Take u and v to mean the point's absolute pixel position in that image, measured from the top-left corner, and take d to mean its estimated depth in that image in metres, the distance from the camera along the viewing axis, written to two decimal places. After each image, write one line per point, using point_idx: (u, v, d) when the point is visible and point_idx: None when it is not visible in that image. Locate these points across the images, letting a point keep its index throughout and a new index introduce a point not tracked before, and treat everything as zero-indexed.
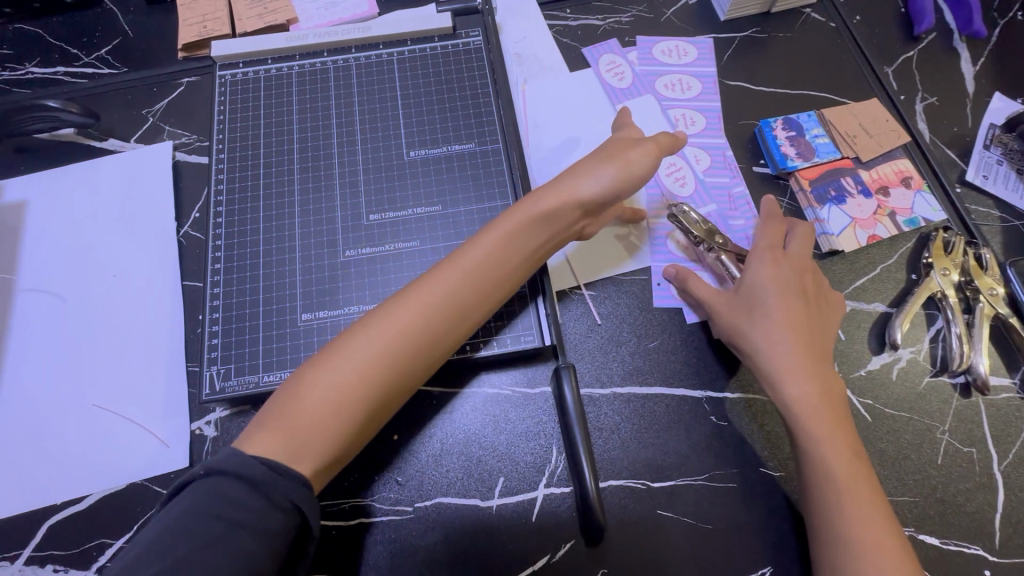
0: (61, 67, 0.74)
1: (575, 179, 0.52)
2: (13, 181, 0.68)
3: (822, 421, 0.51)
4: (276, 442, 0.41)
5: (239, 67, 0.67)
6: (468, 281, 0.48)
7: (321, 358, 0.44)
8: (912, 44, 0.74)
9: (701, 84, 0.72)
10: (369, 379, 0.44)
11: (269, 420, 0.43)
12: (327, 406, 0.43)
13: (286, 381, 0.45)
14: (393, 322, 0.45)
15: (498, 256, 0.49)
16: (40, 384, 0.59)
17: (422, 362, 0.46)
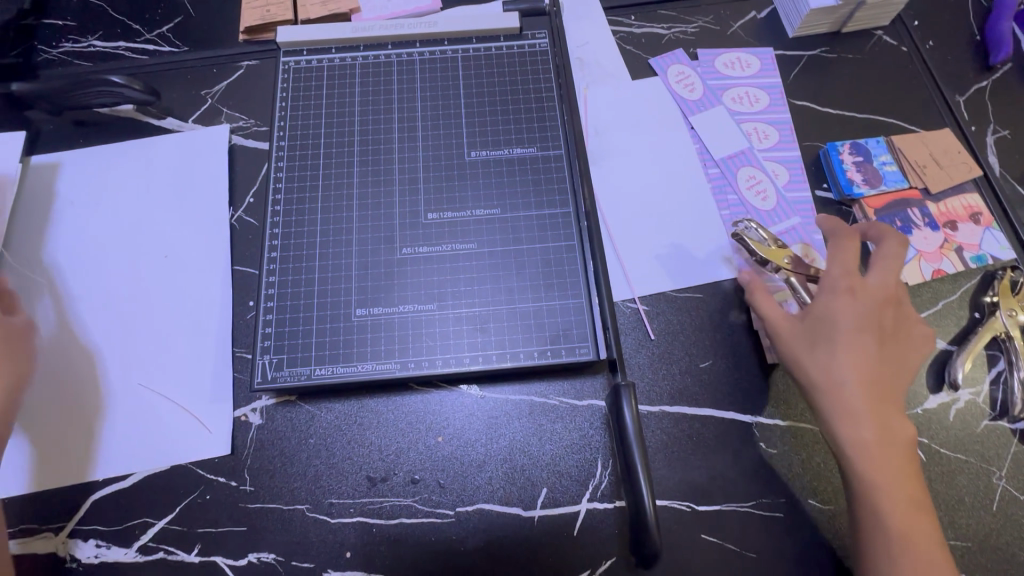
0: (122, 42, 0.74)
1: None
2: (71, 154, 0.68)
3: (885, 468, 0.49)
4: None
5: (303, 55, 0.67)
6: None
7: None
8: (987, 74, 0.72)
9: (768, 97, 0.70)
10: None
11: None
12: None
13: None
14: None
15: None
16: (89, 359, 0.59)
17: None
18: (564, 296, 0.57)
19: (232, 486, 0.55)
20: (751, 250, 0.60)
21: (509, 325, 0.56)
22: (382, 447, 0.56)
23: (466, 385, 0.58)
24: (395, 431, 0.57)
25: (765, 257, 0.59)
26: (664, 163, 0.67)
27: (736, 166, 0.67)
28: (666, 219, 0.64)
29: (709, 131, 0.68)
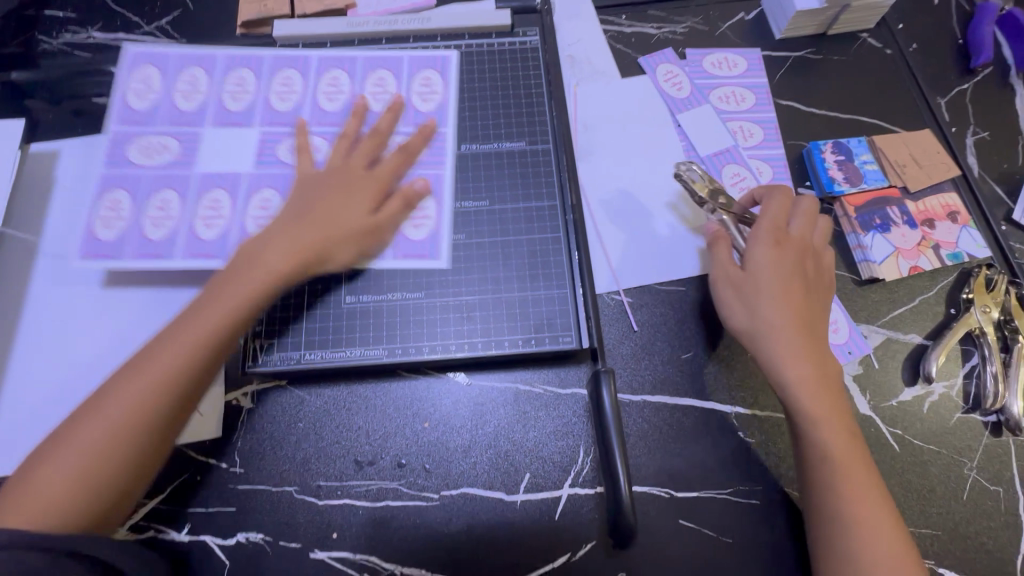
0: (122, 34, 0.75)
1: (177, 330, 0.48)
2: (69, 142, 0.69)
3: (821, 401, 0.51)
4: (68, 464, 0.44)
5: (298, 48, 0.68)
6: (155, 386, 0.46)
7: (63, 443, 0.45)
8: (968, 77, 0.73)
9: (754, 96, 0.72)
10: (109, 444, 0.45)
11: (10, 491, 0.44)
12: (59, 489, 0.44)
13: (49, 438, 0.46)
14: (123, 397, 0.46)
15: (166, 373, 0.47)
16: (84, 343, 0.61)
17: (174, 405, 0.47)
18: (549, 286, 0.59)
19: (222, 468, 0.56)
20: (691, 190, 0.60)
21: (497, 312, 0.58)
22: (370, 432, 0.57)
23: (453, 373, 0.59)
24: (382, 416, 0.58)
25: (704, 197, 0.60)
26: (651, 160, 0.68)
27: (721, 163, 0.68)
28: (652, 215, 0.66)
29: (696, 129, 0.70)
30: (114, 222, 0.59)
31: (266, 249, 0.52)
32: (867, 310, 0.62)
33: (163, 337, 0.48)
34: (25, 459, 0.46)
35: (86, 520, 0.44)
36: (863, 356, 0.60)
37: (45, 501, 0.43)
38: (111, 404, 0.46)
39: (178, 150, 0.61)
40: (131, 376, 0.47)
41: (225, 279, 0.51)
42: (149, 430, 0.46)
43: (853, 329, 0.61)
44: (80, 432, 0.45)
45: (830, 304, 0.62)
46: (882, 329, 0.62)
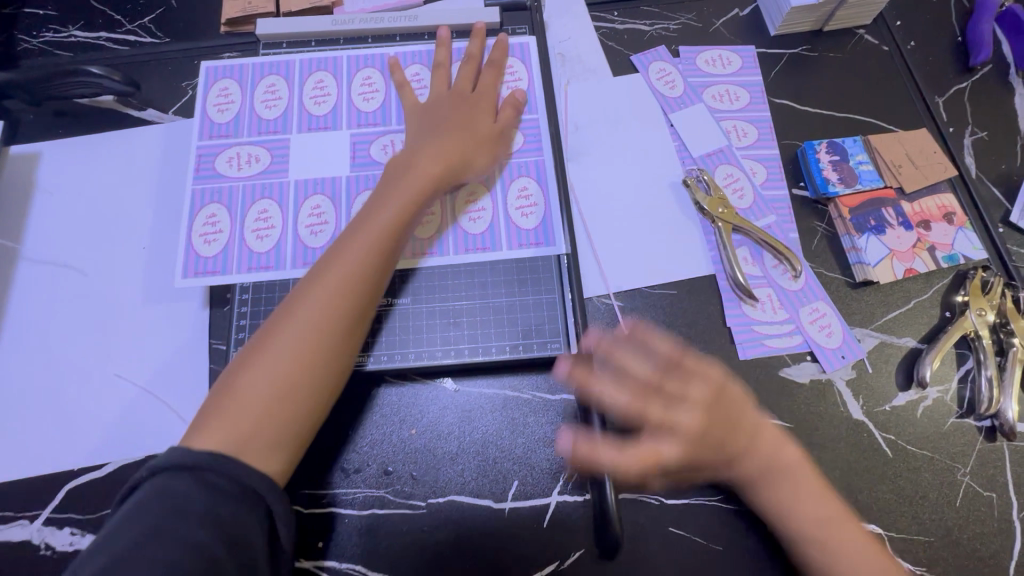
0: (104, 32, 0.73)
1: (369, 216, 0.51)
2: (51, 145, 0.68)
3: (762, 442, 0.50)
4: (282, 358, 0.44)
5: (282, 47, 0.67)
6: (361, 263, 0.49)
7: (249, 364, 0.44)
8: (966, 75, 0.72)
9: (748, 94, 0.71)
10: (318, 331, 0.45)
11: (206, 420, 0.42)
12: (277, 381, 0.43)
13: (243, 356, 0.45)
14: (327, 281, 0.47)
15: (311, 310, 0.46)
16: (67, 349, 0.60)
17: (362, 304, 0.48)
18: (538, 291, 0.58)
19: None
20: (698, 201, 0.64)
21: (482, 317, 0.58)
22: (355, 440, 0.56)
23: (440, 379, 0.58)
24: (368, 424, 0.57)
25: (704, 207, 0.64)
26: (644, 160, 0.67)
27: (714, 163, 0.67)
28: (643, 217, 0.65)
29: (689, 128, 0.69)
30: (216, 237, 0.59)
31: (422, 158, 0.55)
32: (861, 313, 0.61)
33: (347, 242, 0.50)
34: (211, 392, 0.44)
35: (293, 439, 0.44)
36: (857, 360, 0.59)
37: (254, 415, 0.42)
38: (304, 308, 0.46)
39: (272, 161, 0.61)
40: (299, 300, 0.46)
41: (388, 184, 0.54)
42: (336, 329, 0.46)
43: (846, 333, 0.60)
44: (268, 349, 0.44)
45: (823, 308, 0.61)
46: (876, 333, 0.61)
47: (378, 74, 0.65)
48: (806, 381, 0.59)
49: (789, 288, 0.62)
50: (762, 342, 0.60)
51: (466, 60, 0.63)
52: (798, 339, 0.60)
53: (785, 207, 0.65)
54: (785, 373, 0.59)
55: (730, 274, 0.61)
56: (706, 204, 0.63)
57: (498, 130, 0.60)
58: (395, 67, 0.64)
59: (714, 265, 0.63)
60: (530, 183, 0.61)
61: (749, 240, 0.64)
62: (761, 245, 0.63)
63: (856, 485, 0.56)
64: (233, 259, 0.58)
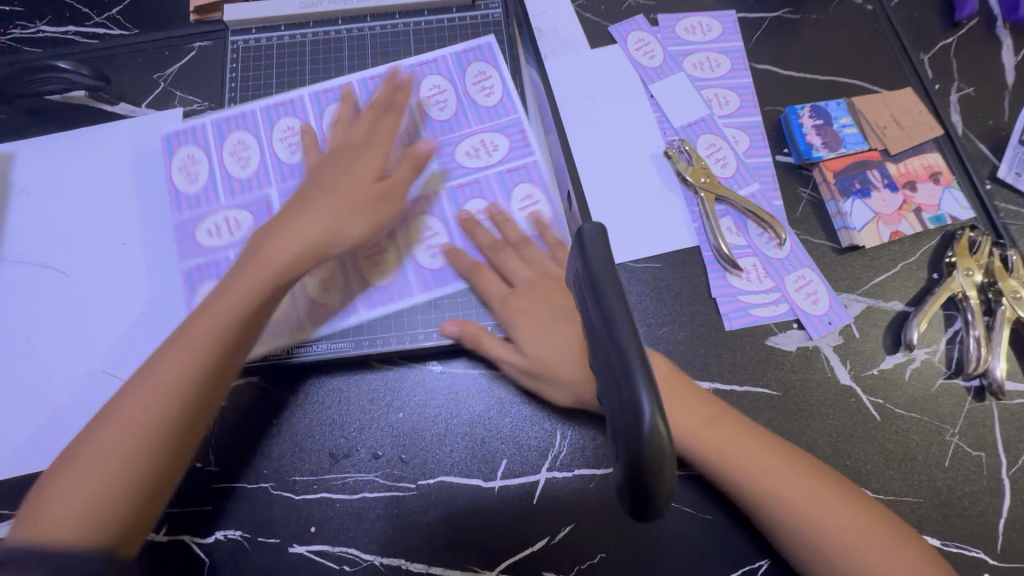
0: (71, 27, 0.72)
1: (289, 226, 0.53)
2: (24, 143, 0.67)
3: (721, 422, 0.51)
4: (195, 356, 0.47)
5: (253, 33, 0.69)
6: (273, 271, 0.50)
7: (155, 367, 0.47)
8: (952, 30, 0.70)
9: (729, 61, 0.69)
10: (220, 336, 0.47)
11: (54, 479, 0.44)
12: (177, 376, 0.46)
13: (152, 354, 0.48)
14: (242, 286, 0.49)
15: (214, 310, 0.49)
16: (52, 348, 0.60)
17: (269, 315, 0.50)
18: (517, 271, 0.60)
19: (195, 466, 0.55)
20: (678, 172, 0.64)
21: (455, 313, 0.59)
22: (328, 419, 0.57)
23: (424, 362, 0.58)
24: (355, 409, 0.57)
25: (685, 177, 0.63)
26: (623, 133, 0.66)
27: (697, 133, 0.66)
28: (625, 191, 0.64)
29: (668, 98, 0.67)
30: (218, 233, 0.62)
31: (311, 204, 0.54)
32: (848, 278, 0.61)
33: (257, 258, 0.51)
34: (115, 397, 0.47)
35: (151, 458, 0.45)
36: (844, 326, 0.59)
37: (91, 484, 0.43)
38: (159, 369, 0.46)
39: (276, 164, 0.64)
40: (221, 298, 0.49)
41: (267, 231, 0.53)
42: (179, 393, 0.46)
43: (833, 299, 0.60)
44: (176, 351, 0.47)
45: (809, 275, 0.61)
46: (863, 298, 0.60)
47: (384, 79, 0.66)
48: (794, 349, 0.58)
49: (774, 256, 0.61)
50: (748, 311, 0.60)
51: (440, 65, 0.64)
52: (784, 307, 0.60)
53: (766, 173, 0.64)
54: (773, 341, 0.59)
55: (713, 244, 0.61)
56: (687, 174, 0.63)
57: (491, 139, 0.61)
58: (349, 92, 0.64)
59: (698, 236, 0.62)
60: (521, 185, 0.62)
61: (733, 209, 0.63)
62: (745, 214, 0.62)
63: (844, 449, 0.56)
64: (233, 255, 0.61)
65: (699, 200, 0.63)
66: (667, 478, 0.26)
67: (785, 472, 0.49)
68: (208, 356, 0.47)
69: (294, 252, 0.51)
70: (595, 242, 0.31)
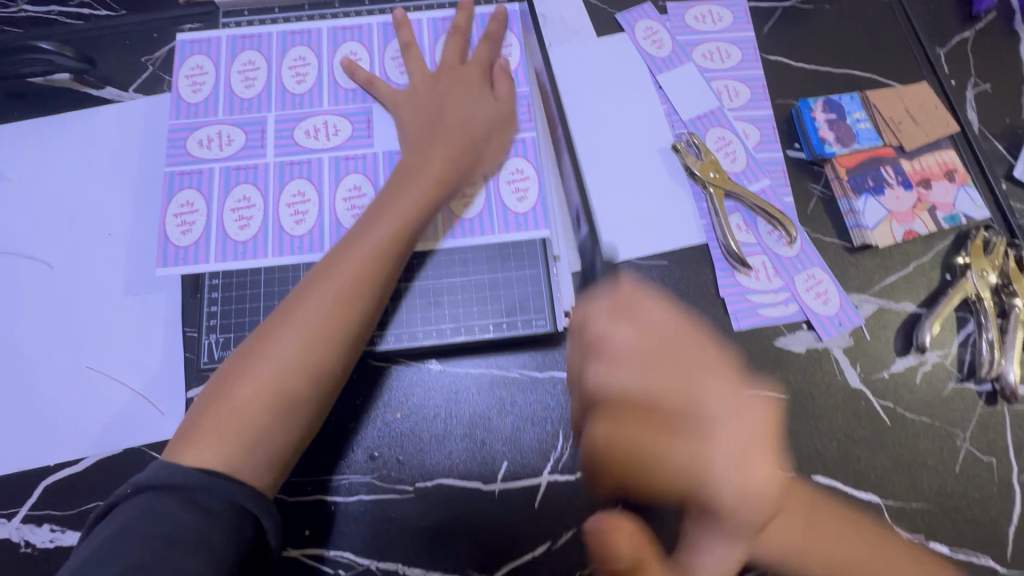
0: (55, 6, 0.68)
1: (376, 223, 0.50)
2: (6, 128, 0.64)
3: None
4: (287, 357, 0.44)
5: (244, 15, 0.63)
6: (366, 272, 0.48)
7: (246, 364, 0.44)
8: (970, 24, 0.68)
9: (741, 52, 0.67)
10: (319, 334, 0.45)
11: (194, 428, 0.42)
12: (282, 377, 0.44)
13: (243, 352, 0.45)
14: (336, 285, 0.47)
15: (313, 310, 0.46)
16: (35, 342, 0.58)
17: (364, 315, 0.48)
18: (521, 267, 0.56)
19: None
20: (687, 166, 0.62)
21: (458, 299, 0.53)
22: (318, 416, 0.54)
23: (423, 361, 0.56)
24: (352, 408, 0.55)
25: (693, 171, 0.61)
26: (630, 126, 0.64)
27: (706, 126, 0.64)
28: (633, 186, 0.62)
29: (678, 90, 0.65)
30: (192, 225, 0.56)
31: (425, 163, 0.53)
32: (859, 278, 0.59)
33: (345, 255, 0.48)
34: (202, 399, 0.44)
35: (279, 453, 0.44)
36: (854, 327, 0.58)
37: (265, 433, 0.43)
38: (304, 322, 0.45)
39: (247, 143, 0.58)
40: (311, 294, 0.47)
41: (388, 193, 0.52)
42: (331, 354, 0.46)
43: (844, 300, 0.58)
44: (268, 349, 0.45)
45: (820, 274, 0.59)
46: (874, 298, 0.59)
47: (363, 50, 0.61)
48: (802, 350, 0.57)
49: (784, 255, 0.59)
50: (756, 311, 0.58)
51: (450, 34, 0.60)
52: (793, 307, 0.58)
53: (776, 168, 0.62)
54: (782, 342, 0.57)
55: (722, 241, 0.59)
56: (696, 169, 0.61)
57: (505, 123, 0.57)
58: (355, 67, 0.59)
59: (706, 232, 0.60)
60: (525, 165, 0.58)
61: (742, 206, 0.61)
62: (754, 211, 0.60)
63: (852, 453, 0.54)
64: (210, 248, 0.55)
65: (709, 196, 0.61)
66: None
67: None
68: (306, 355, 0.45)
69: (383, 252, 0.49)
70: None
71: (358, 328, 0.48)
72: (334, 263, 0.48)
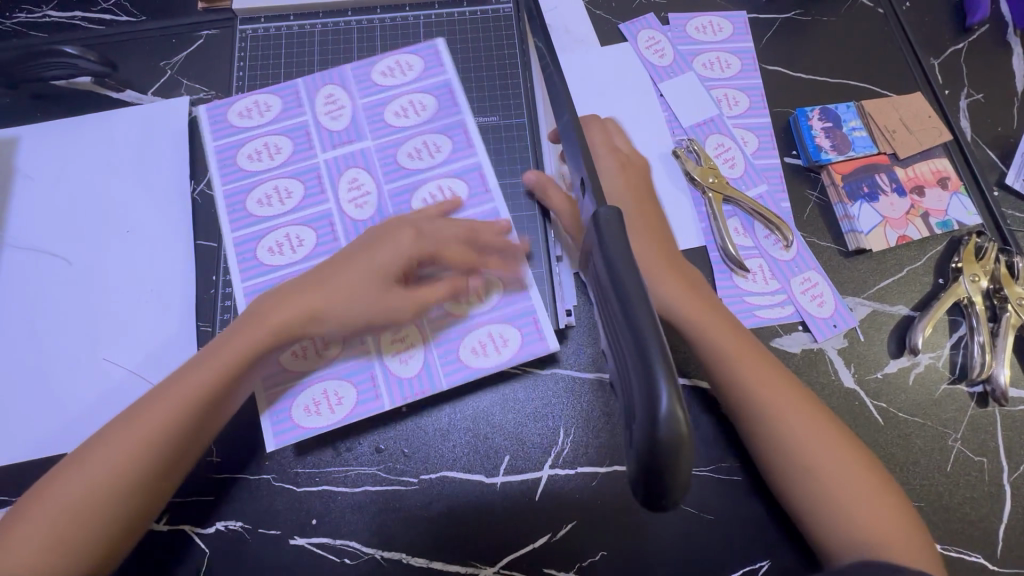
0: (78, 12, 0.71)
1: (198, 368, 0.49)
2: (27, 128, 0.66)
3: (761, 421, 0.49)
4: (114, 509, 0.44)
5: (261, 22, 0.69)
6: (145, 436, 0.46)
7: (83, 457, 0.45)
8: (964, 36, 0.70)
9: (740, 61, 0.69)
10: (134, 461, 0.45)
11: (41, 487, 0.45)
12: (114, 497, 0.44)
13: (69, 457, 0.46)
14: (139, 427, 0.46)
15: (134, 428, 0.46)
16: (54, 335, 0.60)
17: (160, 467, 0.46)
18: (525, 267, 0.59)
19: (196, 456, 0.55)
20: (686, 171, 0.64)
21: (517, 344, 0.56)
22: None
23: None
24: None
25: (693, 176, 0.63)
26: (632, 132, 0.66)
27: (705, 133, 0.66)
28: None
29: (679, 98, 0.67)
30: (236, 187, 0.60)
31: (306, 288, 0.51)
32: (854, 282, 0.61)
33: (168, 392, 0.47)
34: (44, 474, 0.46)
35: (81, 521, 0.44)
36: (849, 329, 0.59)
37: (57, 494, 0.44)
38: (138, 433, 0.46)
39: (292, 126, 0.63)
40: (133, 418, 0.46)
41: (259, 311, 0.51)
42: (132, 490, 0.45)
43: (839, 303, 0.60)
44: (107, 449, 0.45)
45: (815, 277, 0.60)
46: (868, 301, 0.60)
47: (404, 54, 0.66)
48: (798, 351, 0.58)
49: (780, 258, 0.61)
50: (754, 312, 0.59)
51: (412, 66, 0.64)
52: (789, 309, 0.60)
53: (774, 174, 0.64)
54: (778, 343, 0.59)
55: (720, 244, 0.61)
56: (696, 174, 0.63)
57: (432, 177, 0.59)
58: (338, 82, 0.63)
59: (705, 236, 0.62)
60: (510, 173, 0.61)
61: (740, 210, 0.63)
62: (752, 215, 0.62)
63: None
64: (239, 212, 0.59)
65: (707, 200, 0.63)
66: (683, 468, 0.26)
67: (814, 446, 0.48)
68: (146, 455, 0.45)
69: (172, 421, 0.46)
70: (611, 226, 0.32)
71: (159, 445, 0.46)
72: (177, 382, 0.48)
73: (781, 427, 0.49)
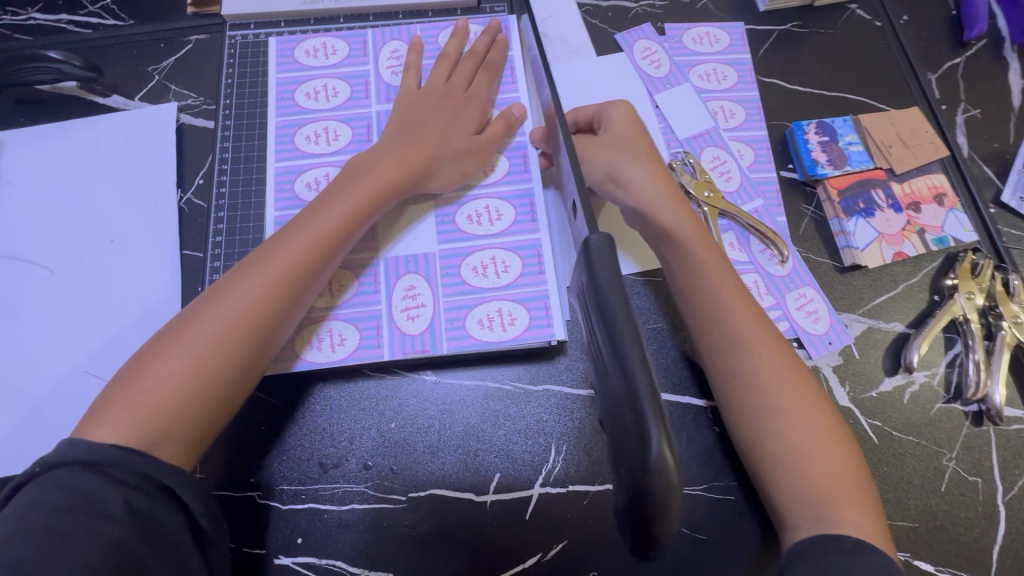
0: (64, 15, 0.70)
1: (273, 249, 0.48)
2: (10, 132, 0.65)
3: (757, 441, 0.48)
4: (199, 401, 0.43)
5: (250, 28, 0.68)
6: (229, 319, 0.45)
7: (159, 354, 0.43)
8: (960, 50, 0.70)
9: (736, 73, 0.68)
10: (220, 347, 0.44)
11: (109, 401, 0.41)
12: (195, 388, 0.42)
13: (130, 367, 0.43)
14: (222, 314, 0.45)
15: (208, 327, 0.44)
16: (35, 345, 0.58)
17: (255, 348, 0.45)
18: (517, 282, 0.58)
19: None
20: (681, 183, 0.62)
21: (524, 325, 0.56)
22: (314, 423, 0.56)
23: (418, 372, 0.57)
24: (348, 418, 0.56)
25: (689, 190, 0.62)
26: None
27: (701, 146, 0.65)
28: None
29: (674, 110, 0.66)
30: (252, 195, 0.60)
31: (354, 195, 0.52)
32: (849, 298, 0.60)
33: (241, 279, 0.46)
34: (106, 388, 0.43)
35: (163, 419, 0.42)
36: (844, 346, 0.59)
37: (133, 395, 0.41)
38: (212, 327, 0.44)
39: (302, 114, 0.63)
40: (203, 313, 0.45)
41: (304, 218, 0.51)
42: (221, 379, 0.44)
43: (834, 319, 0.59)
44: (181, 346, 0.43)
45: (810, 293, 0.60)
46: (863, 318, 0.60)
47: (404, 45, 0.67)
48: None
49: (776, 273, 0.60)
50: None
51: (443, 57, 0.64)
52: (784, 325, 0.59)
53: (770, 188, 0.64)
54: None
55: None
56: (690, 187, 0.62)
57: (479, 145, 0.59)
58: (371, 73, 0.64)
59: None
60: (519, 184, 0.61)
61: (735, 224, 0.62)
62: (748, 229, 0.61)
63: None
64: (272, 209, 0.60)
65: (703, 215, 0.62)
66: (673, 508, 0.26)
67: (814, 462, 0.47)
68: (226, 343, 0.44)
69: (248, 312, 0.45)
70: (600, 254, 0.32)
71: (252, 323, 0.45)
72: (240, 276, 0.47)
73: (785, 428, 0.47)
